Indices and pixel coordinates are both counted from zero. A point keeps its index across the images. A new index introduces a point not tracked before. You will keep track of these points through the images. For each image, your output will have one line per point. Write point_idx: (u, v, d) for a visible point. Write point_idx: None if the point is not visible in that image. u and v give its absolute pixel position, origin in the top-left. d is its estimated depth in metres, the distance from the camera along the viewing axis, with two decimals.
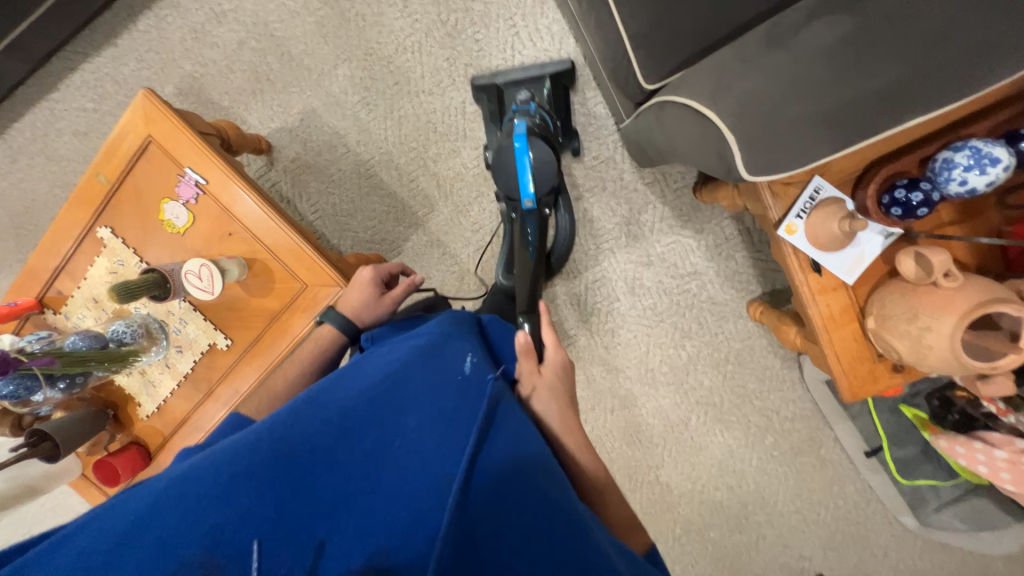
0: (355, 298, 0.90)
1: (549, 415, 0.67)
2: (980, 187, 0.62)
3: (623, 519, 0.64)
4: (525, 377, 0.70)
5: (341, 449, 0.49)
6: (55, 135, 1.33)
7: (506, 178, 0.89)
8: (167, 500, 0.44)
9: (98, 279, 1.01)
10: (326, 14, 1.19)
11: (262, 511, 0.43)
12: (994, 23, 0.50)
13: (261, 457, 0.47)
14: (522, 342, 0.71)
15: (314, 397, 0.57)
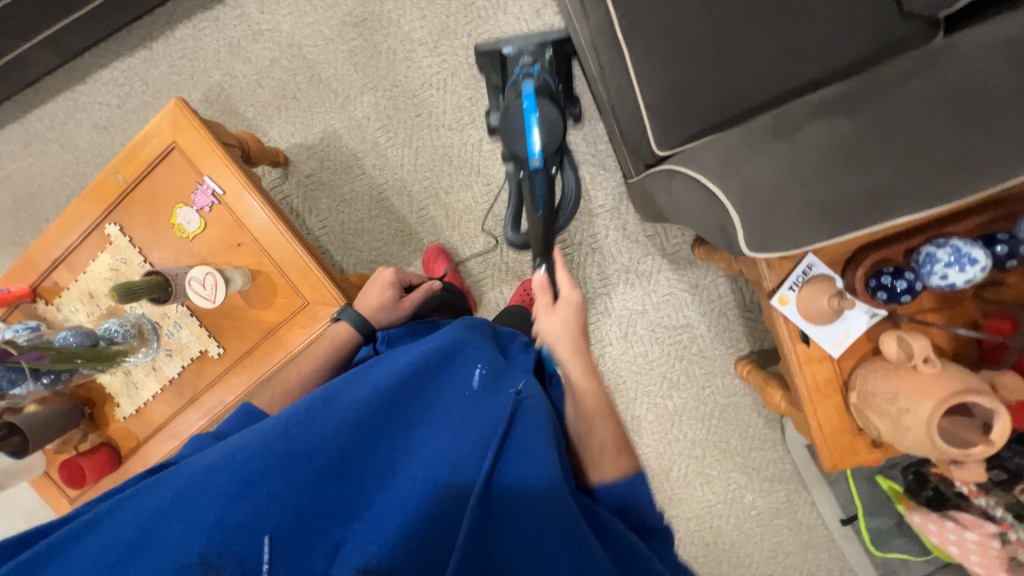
0: (374, 299, 0.93)
1: (560, 341, 0.68)
2: (959, 282, 0.67)
3: (618, 440, 0.62)
4: (539, 312, 0.72)
5: (354, 458, 0.49)
6: (75, 126, 1.35)
7: (512, 139, 0.87)
8: (185, 498, 0.44)
9: (98, 274, 1.01)
10: (359, 44, 1.24)
11: (278, 512, 0.43)
12: (976, 141, 0.55)
13: (278, 456, 0.46)
14: (539, 281, 0.73)
15: (329, 393, 0.55)
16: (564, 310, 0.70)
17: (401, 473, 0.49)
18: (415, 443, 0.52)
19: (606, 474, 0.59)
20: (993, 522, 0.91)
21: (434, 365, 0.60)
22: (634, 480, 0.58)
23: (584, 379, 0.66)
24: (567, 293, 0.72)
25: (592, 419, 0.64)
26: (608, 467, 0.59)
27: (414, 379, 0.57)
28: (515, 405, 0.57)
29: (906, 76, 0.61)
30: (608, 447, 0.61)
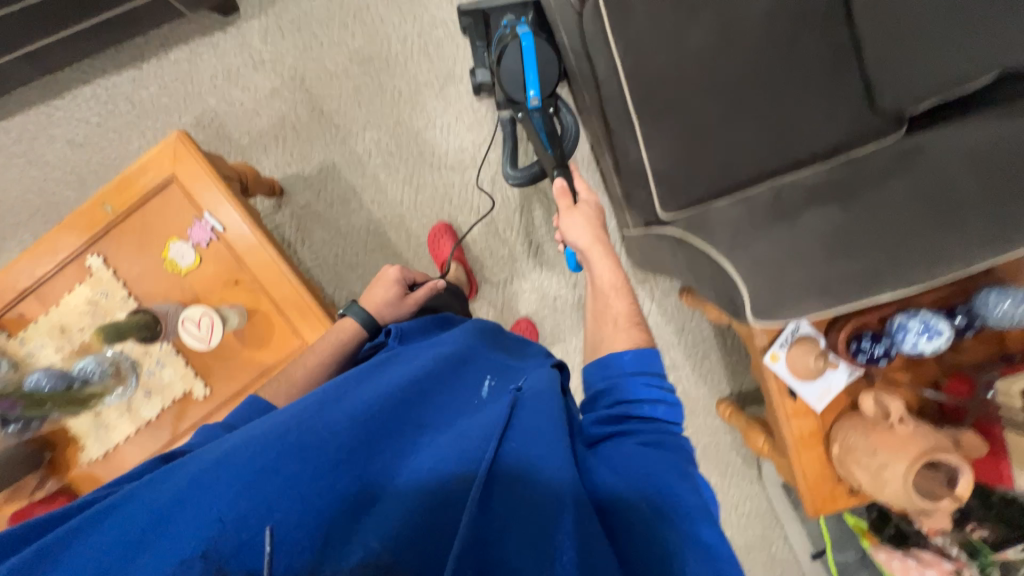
0: (380, 295, 0.94)
1: (581, 235, 0.78)
2: (928, 350, 0.75)
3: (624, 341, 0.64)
4: (562, 212, 0.81)
5: (363, 453, 0.49)
6: (46, 141, 1.27)
7: (512, 80, 1.01)
8: (198, 487, 0.46)
9: (73, 307, 0.94)
10: (364, 81, 1.25)
11: (284, 503, 0.44)
12: (947, 235, 0.63)
13: (288, 450, 0.48)
14: (558, 184, 0.83)
15: (341, 396, 0.58)
16: (583, 208, 0.80)
17: (409, 465, 0.49)
18: (423, 438, 0.53)
19: (618, 344, 0.63)
20: (948, 561, 0.92)
21: (444, 372, 0.63)
22: (644, 351, 0.61)
23: (601, 262, 0.75)
24: (586, 197, 0.83)
25: (610, 297, 0.72)
26: (621, 338, 0.64)
27: (424, 383, 0.60)
28: (523, 396, 0.58)
29: (885, 174, 0.69)
30: (621, 322, 0.67)
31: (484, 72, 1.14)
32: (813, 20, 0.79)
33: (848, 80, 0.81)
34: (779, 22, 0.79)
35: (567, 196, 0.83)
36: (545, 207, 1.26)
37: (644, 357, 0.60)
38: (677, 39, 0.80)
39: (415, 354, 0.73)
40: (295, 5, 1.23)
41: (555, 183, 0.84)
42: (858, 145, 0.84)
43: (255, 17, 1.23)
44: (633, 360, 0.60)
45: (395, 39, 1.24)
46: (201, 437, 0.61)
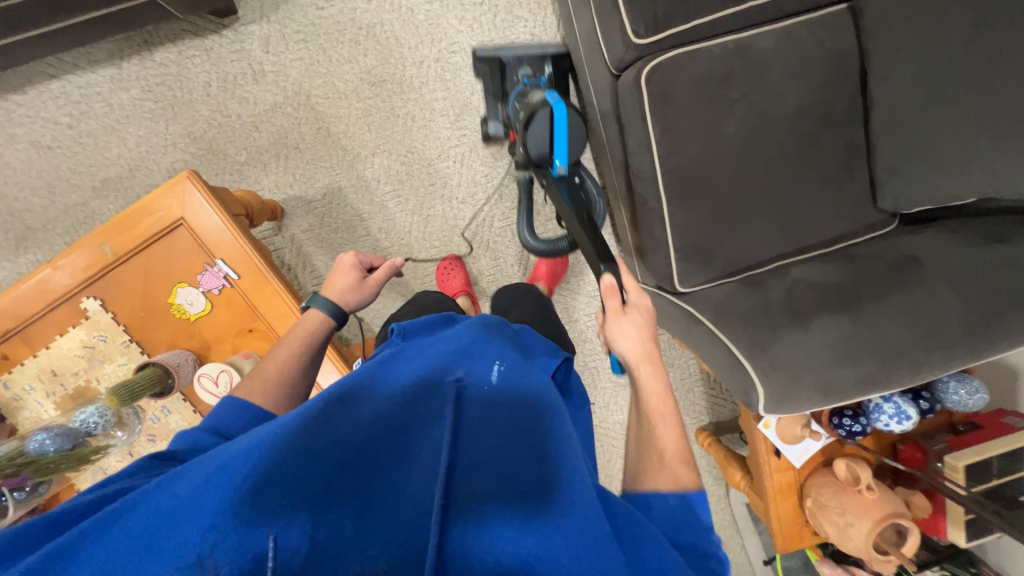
0: (339, 284, 0.84)
1: (628, 341, 0.66)
2: (896, 430, 0.87)
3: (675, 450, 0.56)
4: (608, 316, 0.69)
5: (369, 457, 0.44)
6: (5, 141, 1.13)
7: (539, 144, 0.82)
8: (202, 490, 0.40)
9: (65, 350, 0.88)
10: (374, 103, 1.19)
11: (282, 521, 0.37)
12: (934, 353, 0.72)
13: (286, 456, 0.41)
14: (607, 283, 0.69)
15: (342, 394, 0.48)
16: (634, 314, 0.68)
17: (417, 465, 0.44)
18: (429, 442, 0.46)
19: (662, 484, 0.53)
20: None
21: (445, 362, 0.54)
22: (693, 498, 0.51)
23: (651, 385, 0.61)
24: (636, 298, 0.71)
25: (654, 427, 0.58)
26: (666, 476, 0.53)
27: (425, 380, 0.52)
28: (527, 393, 0.54)
29: (887, 285, 0.77)
30: (667, 455, 0.55)
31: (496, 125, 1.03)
32: (836, 122, 0.84)
33: (859, 179, 0.88)
34: (806, 121, 0.84)
35: (616, 296, 0.69)
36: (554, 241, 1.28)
37: (696, 502, 0.51)
38: (713, 130, 0.82)
39: (416, 344, 0.62)
40: (301, 14, 1.13)
41: (607, 276, 0.70)
42: (862, 237, 0.91)
43: (256, 23, 1.13)
44: (691, 507, 0.51)
45: (410, 61, 1.17)
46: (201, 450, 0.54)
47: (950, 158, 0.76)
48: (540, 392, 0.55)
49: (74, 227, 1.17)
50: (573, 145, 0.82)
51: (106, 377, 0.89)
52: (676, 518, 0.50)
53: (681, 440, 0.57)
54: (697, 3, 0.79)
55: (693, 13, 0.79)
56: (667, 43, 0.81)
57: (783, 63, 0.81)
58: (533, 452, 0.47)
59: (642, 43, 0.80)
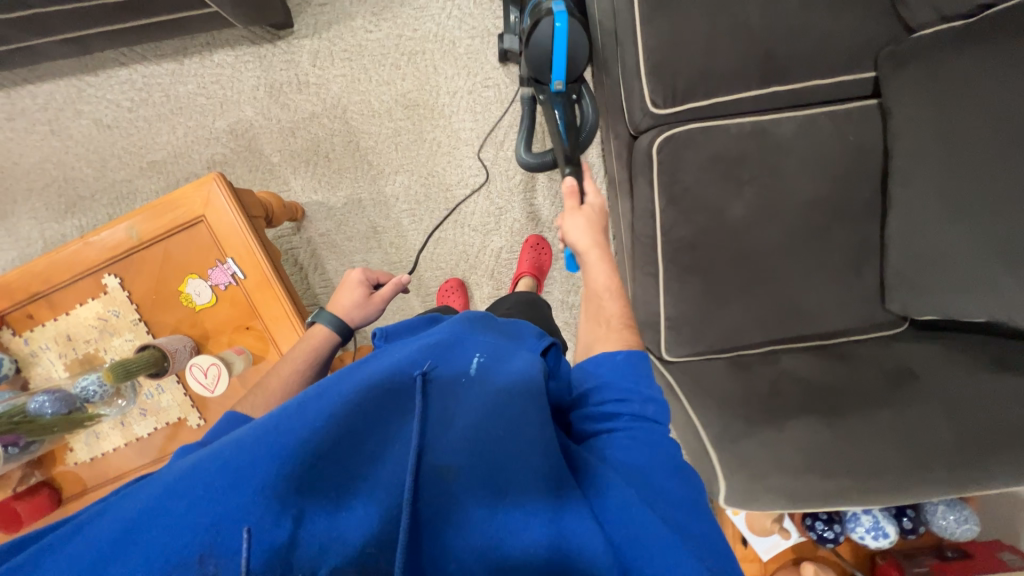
0: (345, 300, 0.89)
1: (580, 233, 0.76)
2: (871, 545, 0.82)
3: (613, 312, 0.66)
4: (566, 212, 0.80)
5: (341, 443, 0.41)
6: (72, 115, 1.25)
7: (539, 58, 0.91)
8: (169, 497, 0.36)
9: (83, 319, 0.95)
10: (405, 124, 1.23)
11: (253, 511, 0.35)
12: (915, 480, 0.68)
13: (258, 452, 0.39)
14: (568, 184, 0.80)
15: (311, 395, 0.47)
16: (587, 211, 0.79)
17: (391, 452, 0.42)
18: (401, 433, 0.44)
19: (609, 343, 0.59)
20: None
21: (417, 360, 0.53)
22: (637, 354, 0.56)
23: (597, 267, 0.73)
24: (592, 200, 0.82)
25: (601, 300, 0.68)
26: (612, 336, 0.61)
27: (395, 373, 0.50)
28: (502, 381, 0.52)
29: (875, 398, 0.74)
30: (612, 322, 0.64)
31: (513, 41, 1.11)
32: (850, 218, 0.82)
33: (868, 278, 0.85)
34: (817, 213, 0.82)
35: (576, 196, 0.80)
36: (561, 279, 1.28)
37: (636, 360, 0.55)
38: (719, 209, 0.82)
39: (388, 351, 0.61)
40: (350, 34, 1.20)
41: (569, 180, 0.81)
42: (866, 337, 0.87)
43: (308, 38, 1.20)
44: (628, 367, 0.53)
45: (445, 90, 1.22)
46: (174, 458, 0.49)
47: (964, 275, 0.73)
48: (522, 377, 0.53)
49: (116, 200, 1.27)
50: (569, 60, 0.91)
51: (113, 349, 0.96)
52: (649, 464, 0.44)
53: (622, 310, 0.67)
54: (719, 84, 0.79)
55: (714, 93, 0.80)
56: (685, 115, 0.82)
57: (800, 154, 0.81)
58: (515, 439, 0.45)
59: (659, 112, 0.81)
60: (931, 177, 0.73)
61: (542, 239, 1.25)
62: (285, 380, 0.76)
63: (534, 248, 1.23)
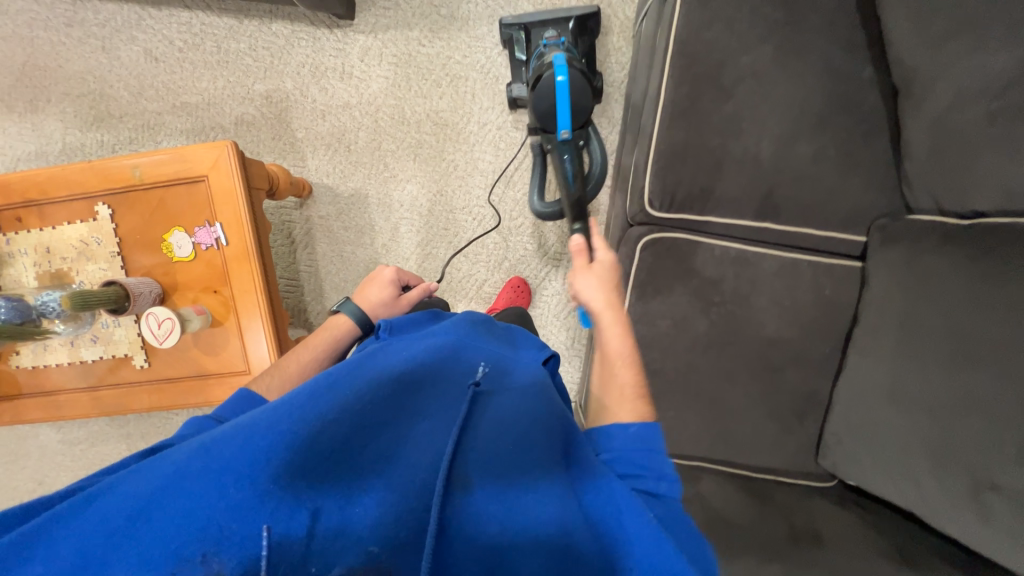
0: (372, 296, 0.87)
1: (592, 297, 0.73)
2: None
3: (626, 389, 0.62)
4: (576, 270, 0.76)
5: (354, 446, 0.44)
6: (125, 39, 1.29)
7: (544, 111, 0.93)
8: (194, 472, 0.39)
9: (65, 237, 0.98)
10: (429, 140, 1.27)
11: (279, 496, 0.38)
12: None
13: (286, 435, 0.42)
14: (574, 243, 0.76)
15: (337, 380, 0.51)
16: (598, 268, 0.74)
17: (400, 456, 0.45)
18: (411, 434, 0.47)
19: (623, 417, 0.58)
20: None
21: (432, 364, 0.56)
22: (650, 426, 0.56)
23: (612, 332, 0.69)
24: (602, 255, 0.78)
25: (615, 368, 0.66)
26: (625, 409, 0.59)
27: (421, 375, 0.54)
28: (523, 400, 0.54)
29: (771, 552, 0.75)
30: (626, 391, 0.62)
31: (521, 88, 1.14)
32: (804, 366, 0.84)
33: (808, 426, 0.86)
34: (774, 353, 0.84)
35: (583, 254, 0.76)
36: (545, 314, 1.29)
37: (649, 433, 0.55)
38: (683, 320, 0.84)
39: (405, 346, 0.62)
40: (404, 42, 1.24)
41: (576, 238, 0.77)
42: (790, 480, 0.89)
43: (363, 34, 1.24)
44: (642, 441, 0.54)
45: (475, 120, 1.25)
46: (187, 428, 0.54)
47: (893, 461, 0.73)
48: (544, 400, 0.56)
49: (142, 128, 1.32)
50: (573, 109, 0.93)
51: (85, 274, 0.99)
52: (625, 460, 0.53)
53: (636, 378, 0.64)
54: (715, 205, 0.82)
55: (710, 211, 0.82)
56: (678, 223, 0.84)
57: (772, 292, 0.83)
58: (526, 454, 0.48)
59: (654, 213, 0.84)
60: (887, 357, 0.75)
61: (524, 283, 1.27)
62: (300, 360, 0.78)
63: (515, 289, 1.24)
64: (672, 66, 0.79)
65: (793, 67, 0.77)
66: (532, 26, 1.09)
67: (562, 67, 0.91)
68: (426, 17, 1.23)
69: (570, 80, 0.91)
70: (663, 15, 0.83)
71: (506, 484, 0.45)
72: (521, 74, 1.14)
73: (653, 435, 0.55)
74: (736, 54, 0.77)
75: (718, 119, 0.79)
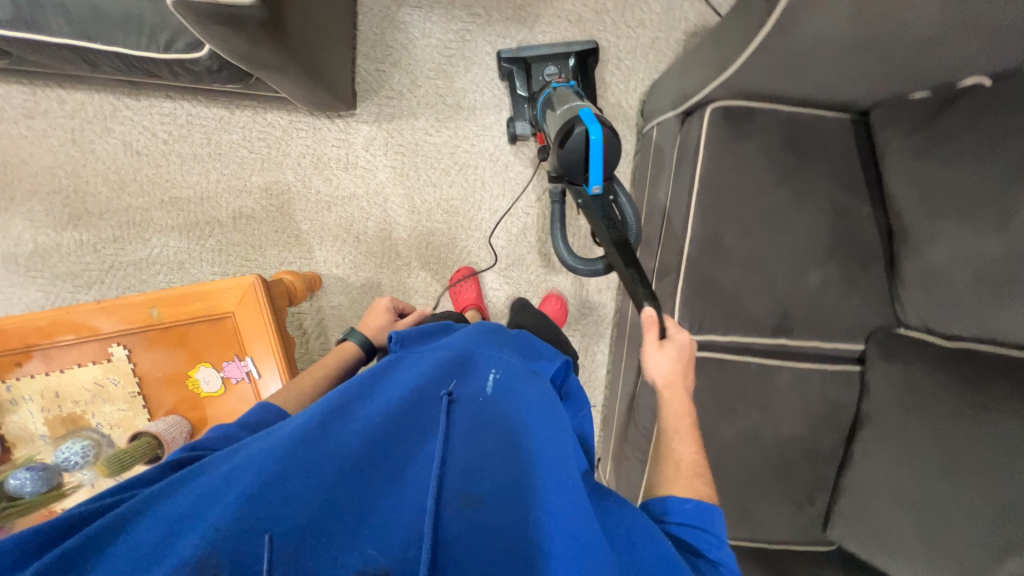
0: (373, 325, 0.95)
1: (660, 368, 0.78)
2: None
3: (690, 465, 0.66)
4: (647, 345, 0.80)
5: (365, 468, 0.48)
6: (100, 131, 1.19)
7: (577, 167, 0.87)
8: (220, 491, 0.45)
9: (77, 380, 0.93)
10: (440, 227, 1.26)
11: (290, 512, 0.42)
12: None
13: (298, 455, 0.47)
14: (648, 317, 0.80)
15: (339, 411, 0.55)
16: (669, 346, 0.78)
17: (410, 476, 0.49)
18: (423, 452, 0.52)
19: (675, 492, 0.61)
20: None
21: (439, 379, 0.61)
22: (706, 505, 0.58)
23: (677, 411, 0.74)
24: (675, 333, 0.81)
25: (673, 444, 0.70)
26: (680, 485, 0.63)
27: (427, 390, 0.59)
28: (518, 407, 0.61)
29: None
30: (683, 466, 0.66)
31: (523, 125, 1.18)
32: (816, 459, 0.95)
33: (817, 506, 0.97)
34: (790, 449, 0.94)
35: (655, 327, 0.80)
36: None
37: (704, 511, 0.58)
38: (711, 425, 0.93)
39: (412, 360, 0.69)
40: (409, 131, 1.22)
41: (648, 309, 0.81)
42: (803, 551, 1.01)
43: (367, 124, 1.21)
44: (702, 515, 0.58)
45: (486, 207, 1.26)
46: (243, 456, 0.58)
47: (897, 547, 0.83)
48: (524, 405, 0.61)
49: (126, 224, 1.23)
50: (606, 164, 0.87)
51: (102, 415, 0.94)
52: (694, 520, 0.57)
53: (695, 456, 0.68)
54: (738, 325, 0.89)
55: (733, 330, 0.90)
56: (704, 342, 0.92)
57: (787, 397, 0.92)
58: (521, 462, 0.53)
59: None
60: (889, 462, 0.85)
61: None
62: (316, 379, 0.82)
63: None
64: (697, 206, 0.86)
65: (804, 205, 0.85)
66: (532, 61, 1.13)
67: (593, 122, 0.84)
68: (431, 107, 1.21)
69: (604, 139, 0.84)
70: (684, 150, 0.89)
71: (500, 490, 0.49)
72: (523, 110, 1.17)
73: (710, 512, 0.58)
74: (754, 194, 0.85)
75: (741, 253, 0.86)
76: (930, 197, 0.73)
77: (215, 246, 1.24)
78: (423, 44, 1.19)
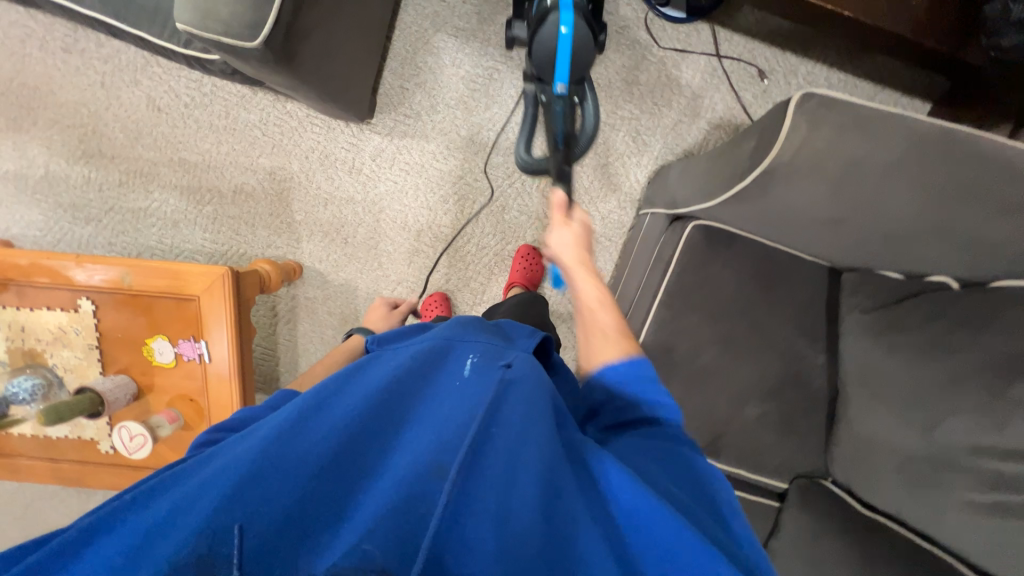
0: (377, 319, 1.17)
1: (567, 247, 0.75)
2: None
3: (616, 329, 0.65)
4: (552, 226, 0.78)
5: (345, 462, 0.41)
6: (128, 81, 1.24)
7: (544, 61, 0.88)
8: (191, 495, 0.38)
9: (43, 322, 0.98)
10: (427, 249, 1.28)
11: (268, 513, 0.37)
12: None
13: (264, 451, 0.40)
14: (557, 199, 0.78)
15: (319, 399, 0.45)
16: (574, 227, 0.76)
17: (392, 465, 0.41)
18: (409, 440, 0.43)
19: (610, 355, 0.61)
20: None
21: (424, 362, 0.50)
22: (638, 359, 0.59)
23: (585, 283, 0.72)
24: (580, 215, 0.79)
25: (596, 312, 0.69)
26: (610, 346, 0.62)
27: (409, 376, 0.48)
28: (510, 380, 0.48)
29: None
30: (609, 332, 0.65)
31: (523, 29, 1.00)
32: None
33: None
34: None
35: (562, 210, 0.78)
36: None
37: (637, 367, 0.58)
38: None
39: (394, 349, 0.56)
40: (418, 152, 1.24)
41: (557, 194, 0.79)
42: None
43: (379, 135, 1.23)
44: (635, 368, 0.58)
45: (474, 241, 1.27)
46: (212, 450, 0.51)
47: None
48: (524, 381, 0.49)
49: (133, 173, 1.27)
50: (573, 63, 0.87)
51: (59, 357, 0.99)
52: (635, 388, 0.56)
53: (618, 321, 0.67)
54: None
55: None
56: None
57: None
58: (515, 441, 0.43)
59: None
60: None
61: None
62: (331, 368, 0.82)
63: None
64: (657, 310, 0.87)
65: (761, 337, 0.85)
66: None
67: (568, 13, 0.82)
68: (445, 134, 1.23)
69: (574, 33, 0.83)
70: (661, 252, 0.90)
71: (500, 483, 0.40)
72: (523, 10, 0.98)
73: (640, 364, 0.59)
74: (715, 313, 0.85)
75: (690, 368, 0.86)
76: (873, 379, 0.75)
77: (210, 214, 1.28)
78: (451, 73, 1.21)
